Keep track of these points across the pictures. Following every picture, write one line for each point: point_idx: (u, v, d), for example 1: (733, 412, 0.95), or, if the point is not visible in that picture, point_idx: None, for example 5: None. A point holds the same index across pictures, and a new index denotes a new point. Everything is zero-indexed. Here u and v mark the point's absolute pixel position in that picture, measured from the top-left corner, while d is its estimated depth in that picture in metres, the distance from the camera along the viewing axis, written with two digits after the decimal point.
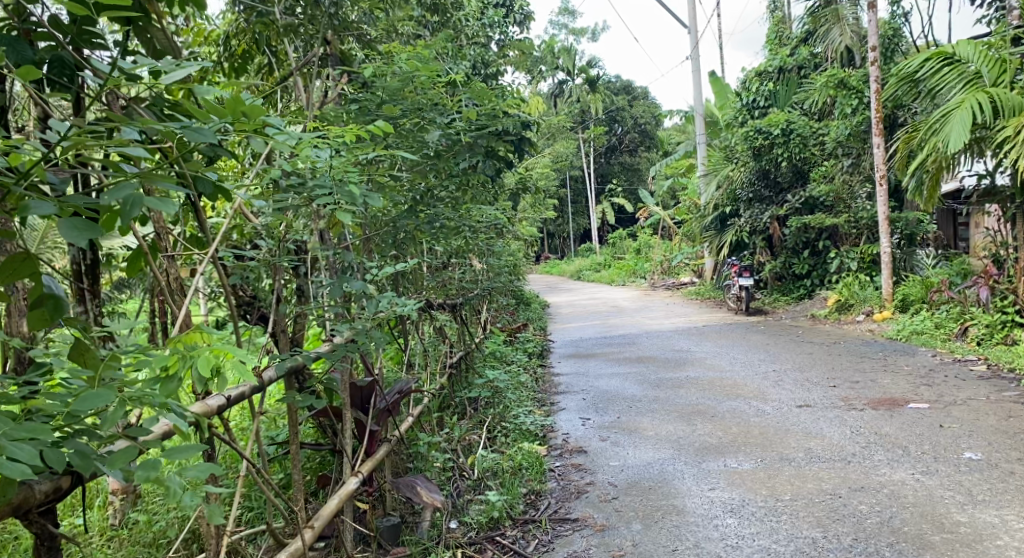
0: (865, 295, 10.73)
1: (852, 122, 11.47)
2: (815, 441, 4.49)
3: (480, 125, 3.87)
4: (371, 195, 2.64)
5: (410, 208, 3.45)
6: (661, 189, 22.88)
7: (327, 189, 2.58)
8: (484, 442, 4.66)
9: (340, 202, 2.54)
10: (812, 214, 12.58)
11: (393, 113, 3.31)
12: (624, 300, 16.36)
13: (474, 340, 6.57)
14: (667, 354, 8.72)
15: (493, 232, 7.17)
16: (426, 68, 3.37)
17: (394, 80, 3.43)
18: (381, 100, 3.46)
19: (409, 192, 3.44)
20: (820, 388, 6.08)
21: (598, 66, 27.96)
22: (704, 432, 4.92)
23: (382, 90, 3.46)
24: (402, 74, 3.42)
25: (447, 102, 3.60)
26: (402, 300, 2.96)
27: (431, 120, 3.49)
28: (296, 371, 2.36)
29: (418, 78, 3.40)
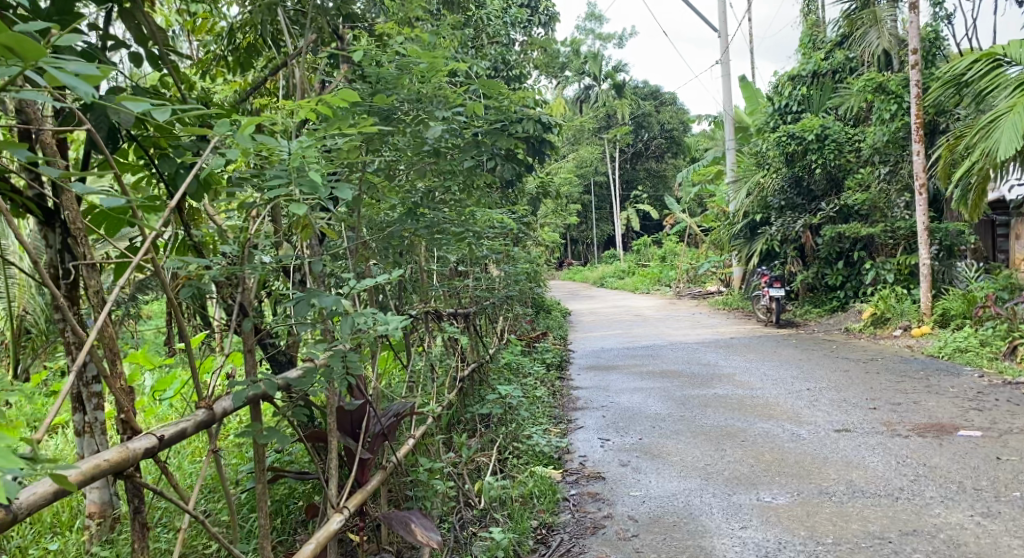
0: (902, 308, 10.24)
1: (889, 128, 10.96)
2: (857, 473, 4.08)
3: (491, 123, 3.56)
4: (337, 188, 2.36)
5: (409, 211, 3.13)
6: (688, 195, 22.42)
7: (284, 179, 2.35)
8: (494, 466, 4.31)
9: (298, 196, 2.30)
10: (846, 223, 12.10)
11: (386, 104, 2.90)
12: (649, 308, 15.94)
13: (489, 352, 6.23)
14: (692, 368, 8.32)
15: (510, 239, 6.82)
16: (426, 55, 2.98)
17: (389, 67, 3.04)
18: (375, 90, 3.06)
19: (406, 193, 3.18)
20: (858, 411, 5.66)
21: (625, 71, 27.51)
22: (734, 459, 4.54)
23: (374, 79, 3.06)
24: (399, 61, 3.02)
25: (452, 94, 3.17)
26: (388, 317, 2.60)
27: (432, 113, 3.07)
28: (256, 402, 2.10)
29: (418, 64, 3.00)
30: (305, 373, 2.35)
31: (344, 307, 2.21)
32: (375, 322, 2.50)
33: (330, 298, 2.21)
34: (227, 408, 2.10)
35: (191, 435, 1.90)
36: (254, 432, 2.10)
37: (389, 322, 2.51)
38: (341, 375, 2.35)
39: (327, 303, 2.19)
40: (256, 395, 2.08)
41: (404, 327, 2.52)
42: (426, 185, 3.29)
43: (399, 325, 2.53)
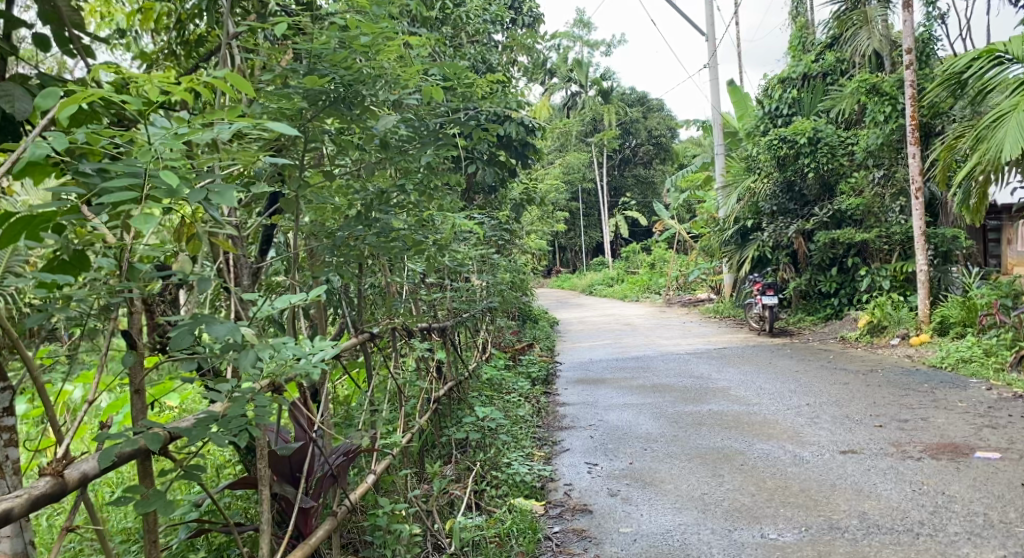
0: (899, 316, 9.89)
1: (883, 132, 10.58)
2: (869, 503, 3.70)
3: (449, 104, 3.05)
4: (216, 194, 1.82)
5: (358, 216, 2.68)
6: (677, 202, 22.09)
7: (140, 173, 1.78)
8: (469, 500, 3.92)
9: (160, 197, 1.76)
10: (840, 228, 11.77)
11: (318, 85, 2.29)
12: (638, 316, 15.58)
13: (468, 369, 5.82)
14: (684, 381, 7.92)
15: (488, 247, 6.39)
16: (369, 24, 2.33)
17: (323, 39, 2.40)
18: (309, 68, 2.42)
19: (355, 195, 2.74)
20: (864, 428, 5.29)
21: (611, 76, 27.17)
22: (733, 487, 4.14)
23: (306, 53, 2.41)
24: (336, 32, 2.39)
25: (405, 70, 2.60)
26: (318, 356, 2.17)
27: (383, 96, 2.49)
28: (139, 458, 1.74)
29: (359, 36, 2.37)
30: (195, 421, 1.86)
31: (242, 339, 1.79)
32: (298, 353, 2.05)
33: (222, 327, 1.79)
34: (88, 472, 1.67)
35: (13, 519, 1.47)
36: (136, 495, 1.74)
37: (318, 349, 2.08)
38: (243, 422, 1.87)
39: (220, 334, 1.76)
40: (131, 454, 1.72)
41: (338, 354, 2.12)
42: (378, 183, 2.88)
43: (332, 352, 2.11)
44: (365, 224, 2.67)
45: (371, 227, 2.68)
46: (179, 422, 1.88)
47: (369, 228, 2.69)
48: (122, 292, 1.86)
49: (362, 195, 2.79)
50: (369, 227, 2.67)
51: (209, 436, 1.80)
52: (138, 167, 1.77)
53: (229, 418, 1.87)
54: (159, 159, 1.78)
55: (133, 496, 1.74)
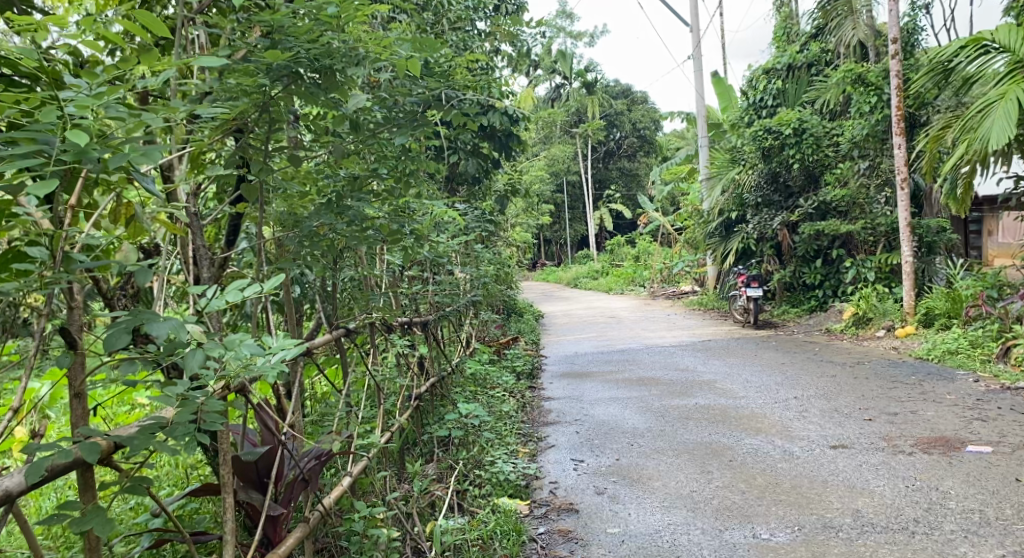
0: (884, 308, 9.85)
1: (869, 122, 10.51)
2: (863, 500, 3.60)
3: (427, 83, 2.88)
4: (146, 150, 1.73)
5: (327, 204, 2.53)
6: (661, 194, 22.00)
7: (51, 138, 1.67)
8: (451, 500, 3.80)
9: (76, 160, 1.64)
10: (824, 220, 11.71)
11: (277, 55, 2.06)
12: (623, 309, 15.48)
13: (451, 363, 5.68)
14: (671, 374, 7.82)
15: (470, 238, 6.25)
16: None
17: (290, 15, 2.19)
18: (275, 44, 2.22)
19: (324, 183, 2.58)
20: (853, 422, 5.21)
21: (595, 68, 27.02)
22: (723, 484, 4.04)
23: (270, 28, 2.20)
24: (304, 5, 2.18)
25: (377, 47, 2.44)
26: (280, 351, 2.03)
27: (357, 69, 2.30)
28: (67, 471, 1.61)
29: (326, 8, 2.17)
30: (139, 428, 1.74)
31: (185, 336, 1.69)
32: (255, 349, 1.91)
33: (163, 324, 1.68)
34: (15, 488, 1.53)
35: None
36: (74, 509, 1.65)
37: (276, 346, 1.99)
38: (188, 430, 1.77)
39: (160, 330, 1.66)
40: (66, 465, 1.61)
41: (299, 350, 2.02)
42: (350, 169, 2.75)
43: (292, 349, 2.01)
44: (332, 211, 2.54)
45: (340, 215, 2.55)
46: (123, 430, 1.78)
47: (336, 214, 2.56)
48: (54, 286, 1.68)
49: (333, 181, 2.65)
50: (335, 214, 2.53)
51: (150, 444, 1.70)
52: (49, 136, 1.66)
53: (176, 425, 1.76)
54: (69, 122, 1.68)
55: (69, 510, 1.65)
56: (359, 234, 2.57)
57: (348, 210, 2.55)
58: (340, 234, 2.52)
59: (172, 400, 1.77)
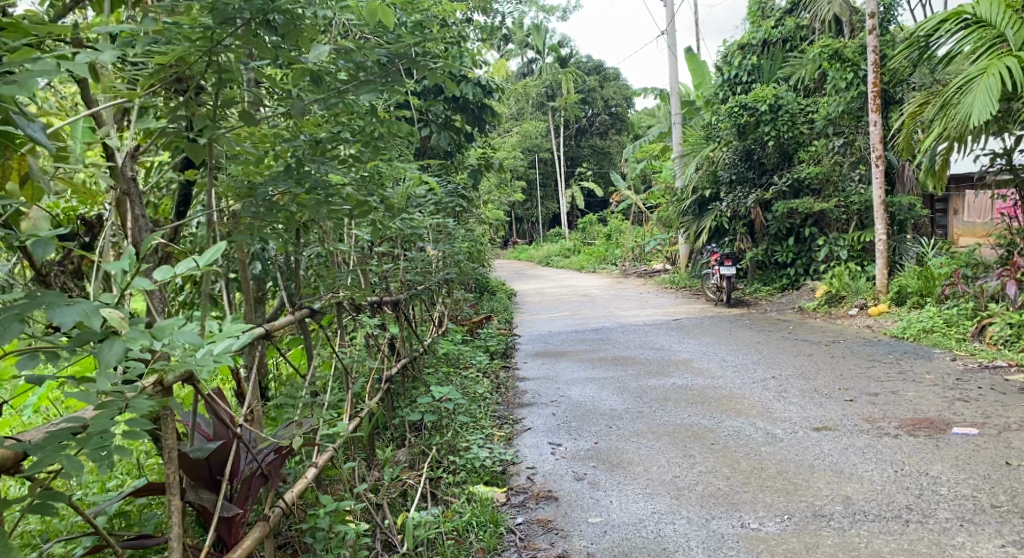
0: (857, 286, 9.81)
1: (845, 99, 10.39)
2: (852, 486, 3.48)
3: (399, 36, 2.62)
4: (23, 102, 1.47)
5: (284, 168, 2.27)
6: (634, 172, 21.85)
7: None
8: (423, 490, 3.61)
9: None
10: (798, 198, 11.63)
11: None
12: (595, 287, 15.34)
13: (422, 343, 5.46)
14: (646, 354, 7.68)
15: (441, 214, 6.01)
16: None
17: None
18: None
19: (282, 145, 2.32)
20: (834, 403, 5.11)
21: (568, 44, 26.69)
22: (706, 469, 3.90)
23: None
24: None
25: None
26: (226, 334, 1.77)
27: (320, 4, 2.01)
28: None
29: None
30: (48, 436, 1.56)
31: (97, 323, 1.45)
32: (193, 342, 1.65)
33: (69, 310, 1.45)
34: None
35: None
36: None
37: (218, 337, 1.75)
38: (104, 441, 1.57)
39: (66, 318, 1.43)
40: None
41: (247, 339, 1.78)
42: (310, 133, 2.49)
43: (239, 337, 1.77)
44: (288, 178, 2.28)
45: (299, 182, 2.30)
46: (36, 433, 1.61)
47: (295, 182, 2.30)
48: None
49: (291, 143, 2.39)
50: (292, 181, 2.28)
51: (52, 460, 1.52)
52: None
53: (90, 434, 1.56)
54: None
55: None
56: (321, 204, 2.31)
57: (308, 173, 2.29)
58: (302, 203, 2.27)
59: (91, 402, 1.57)
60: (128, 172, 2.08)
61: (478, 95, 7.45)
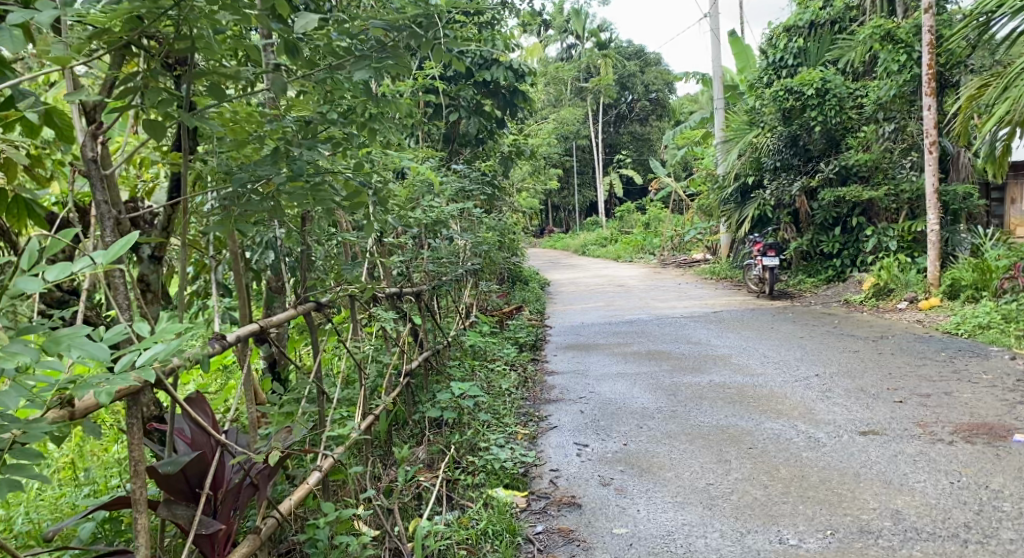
0: (907, 279, 9.38)
1: (896, 82, 9.89)
2: (902, 498, 3.21)
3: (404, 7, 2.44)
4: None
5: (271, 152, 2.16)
6: (674, 159, 21.39)
7: None
8: (440, 495, 3.44)
9: None
10: (844, 185, 11.17)
11: None
12: (632, 278, 15.03)
13: (447, 336, 5.28)
14: (681, 347, 7.41)
15: (467, 202, 5.80)
16: None
17: None
18: None
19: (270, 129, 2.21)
20: (882, 404, 4.80)
21: (608, 29, 26.19)
22: (742, 477, 3.68)
23: None
24: None
25: None
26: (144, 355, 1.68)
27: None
28: None
29: None
30: None
31: None
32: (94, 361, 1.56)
33: None
34: None
35: None
36: None
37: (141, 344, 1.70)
38: None
39: None
40: None
41: (173, 350, 1.71)
42: (298, 113, 2.37)
43: (163, 347, 1.70)
44: (271, 160, 2.17)
45: (283, 166, 2.18)
46: None
47: (281, 164, 2.19)
48: None
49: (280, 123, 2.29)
50: (276, 164, 2.16)
51: None
52: None
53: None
54: None
55: None
56: (305, 189, 2.19)
57: (293, 155, 2.16)
58: (285, 188, 2.14)
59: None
60: (89, 153, 1.97)
61: (509, 79, 7.20)
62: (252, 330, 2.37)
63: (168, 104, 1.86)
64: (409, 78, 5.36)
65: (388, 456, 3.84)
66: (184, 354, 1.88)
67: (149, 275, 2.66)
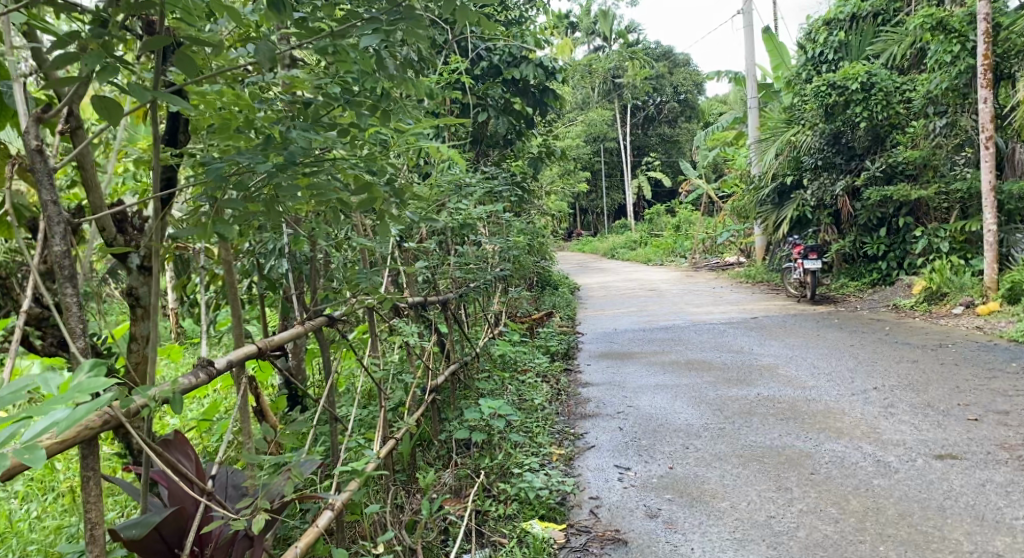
0: (962, 282, 8.81)
1: (949, 75, 9.30)
2: (1002, 542, 2.81)
3: None
4: None
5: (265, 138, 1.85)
6: (705, 160, 20.88)
7: None
8: (467, 530, 3.09)
9: None
10: (890, 184, 10.64)
11: None
12: (664, 282, 14.58)
13: (474, 347, 4.92)
14: (723, 356, 6.98)
15: (495, 204, 5.44)
16: None
17: None
18: None
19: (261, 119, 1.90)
20: (956, 422, 4.35)
21: (636, 30, 25.74)
22: (808, 508, 3.27)
23: None
24: None
25: None
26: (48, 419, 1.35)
27: None
28: None
29: None
30: None
31: None
32: None
33: None
34: None
35: None
36: None
37: (42, 411, 1.35)
38: None
39: None
40: None
41: (79, 420, 1.35)
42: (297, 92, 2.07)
43: (69, 417, 1.34)
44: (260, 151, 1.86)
45: (274, 156, 1.86)
46: None
47: (273, 154, 1.87)
48: None
49: (276, 107, 1.99)
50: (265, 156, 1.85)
51: None
52: None
53: None
54: None
55: None
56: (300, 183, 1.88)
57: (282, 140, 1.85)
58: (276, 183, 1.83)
59: None
60: (33, 141, 1.65)
61: (539, 76, 6.85)
62: (248, 351, 1.99)
63: (113, 75, 1.53)
64: (434, 73, 5.02)
65: (412, 482, 3.50)
66: (146, 393, 1.58)
67: (138, 286, 2.29)
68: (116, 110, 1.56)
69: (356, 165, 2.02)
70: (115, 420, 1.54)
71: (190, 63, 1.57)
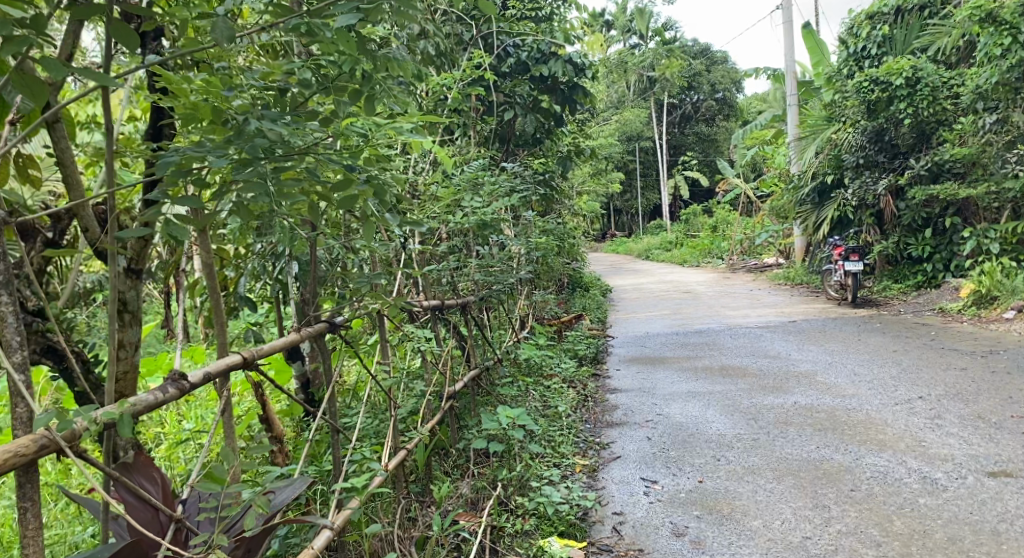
0: (1015, 286, 8.36)
1: (999, 68, 8.79)
2: None
3: None
4: None
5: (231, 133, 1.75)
6: (743, 159, 20.44)
7: None
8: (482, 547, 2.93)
9: None
10: (937, 183, 10.24)
11: None
12: (700, 283, 14.28)
13: (496, 351, 4.76)
14: (759, 362, 6.72)
15: (521, 203, 5.28)
16: None
17: None
18: None
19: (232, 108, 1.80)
20: (1009, 435, 4.08)
21: (673, 28, 25.35)
22: (847, 529, 3.05)
23: None
24: None
25: None
26: None
27: None
28: None
29: None
30: None
31: None
32: None
33: None
34: None
35: None
36: None
37: None
38: None
39: None
40: None
41: None
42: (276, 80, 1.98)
43: None
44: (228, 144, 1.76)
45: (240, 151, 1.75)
46: None
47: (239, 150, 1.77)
48: None
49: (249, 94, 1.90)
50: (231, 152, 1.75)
51: None
52: None
53: None
54: None
55: None
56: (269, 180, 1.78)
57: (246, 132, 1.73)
58: (240, 180, 1.74)
59: None
60: None
61: (568, 72, 6.64)
62: (231, 362, 1.86)
63: (20, 44, 1.51)
64: (457, 69, 4.86)
65: (426, 494, 3.35)
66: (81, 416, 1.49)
67: (125, 290, 2.16)
68: (40, 84, 1.56)
69: (336, 158, 1.91)
70: (53, 443, 1.46)
71: (128, 35, 1.56)
